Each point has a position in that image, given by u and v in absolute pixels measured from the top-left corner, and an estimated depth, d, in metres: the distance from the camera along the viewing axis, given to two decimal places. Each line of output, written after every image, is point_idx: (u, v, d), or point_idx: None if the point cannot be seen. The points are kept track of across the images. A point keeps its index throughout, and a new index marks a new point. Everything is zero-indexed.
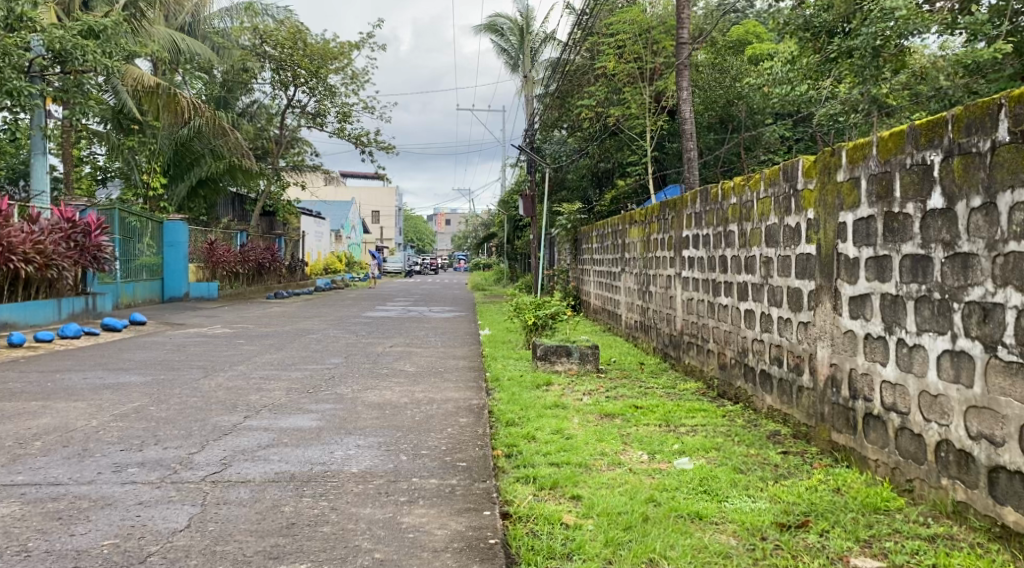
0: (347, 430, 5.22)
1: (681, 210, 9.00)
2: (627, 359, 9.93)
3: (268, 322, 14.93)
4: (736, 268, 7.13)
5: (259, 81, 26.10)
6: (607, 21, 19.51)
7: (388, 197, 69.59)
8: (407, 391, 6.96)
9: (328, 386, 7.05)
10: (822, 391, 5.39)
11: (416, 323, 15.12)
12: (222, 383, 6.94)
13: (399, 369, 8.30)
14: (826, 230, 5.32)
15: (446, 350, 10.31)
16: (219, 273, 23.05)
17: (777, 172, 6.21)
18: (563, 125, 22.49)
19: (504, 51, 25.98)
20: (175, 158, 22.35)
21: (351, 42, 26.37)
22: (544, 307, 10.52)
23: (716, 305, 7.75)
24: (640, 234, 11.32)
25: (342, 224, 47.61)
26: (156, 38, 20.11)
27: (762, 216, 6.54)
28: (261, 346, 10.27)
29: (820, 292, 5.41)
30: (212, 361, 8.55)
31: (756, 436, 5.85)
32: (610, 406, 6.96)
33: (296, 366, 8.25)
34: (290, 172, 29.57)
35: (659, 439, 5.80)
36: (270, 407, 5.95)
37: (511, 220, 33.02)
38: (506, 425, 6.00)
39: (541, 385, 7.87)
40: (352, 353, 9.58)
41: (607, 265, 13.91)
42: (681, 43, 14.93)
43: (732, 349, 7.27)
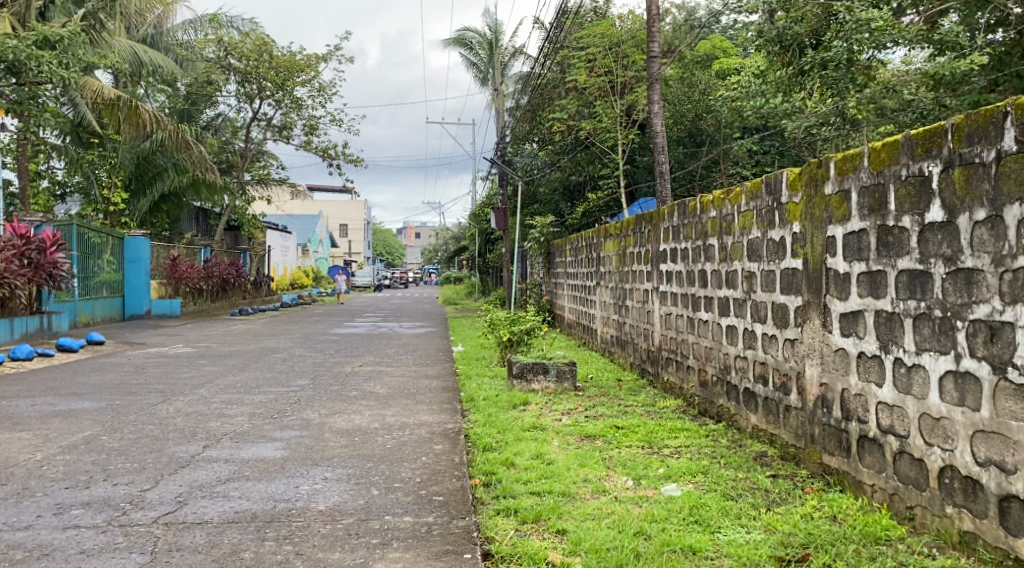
0: (315, 461, 4.91)
1: (658, 223, 8.80)
2: (604, 376, 9.69)
3: (233, 341, 14.48)
4: (717, 282, 6.92)
5: (224, 94, 25.63)
6: (578, 34, 19.40)
7: (357, 211, 69.04)
8: (378, 415, 6.64)
9: (294, 411, 6.71)
10: (811, 411, 5.18)
11: (385, 339, 14.77)
12: (181, 409, 6.57)
13: (369, 391, 7.97)
14: (814, 244, 5.12)
15: (417, 369, 9.99)
16: (182, 289, 22.47)
17: (760, 184, 6.01)
18: (534, 139, 22.32)
19: (474, 65, 25.84)
20: (137, 172, 21.81)
21: (318, 55, 26.04)
22: (519, 323, 10.26)
23: (696, 321, 7.54)
24: (615, 247, 11.11)
25: (309, 239, 47.01)
26: (118, 49, 19.63)
27: (743, 229, 6.34)
28: (224, 367, 9.87)
29: (808, 308, 5.22)
30: (172, 384, 8.15)
31: (743, 458, 5.63)
32: (590, 428, 6.70)
33: (260, 389, 7.89)
34: (256, 186, 29.09)
35: (643, 463, 5.56)
36: (231, 436, 5.59)
37: (481, 234, 32.82)
38: (483, 450, 5.72)
39: (517, 405, 7.61)
40: (320, 374, 9.23)
41: (581, 279, 13.69)
42: (652, 57, 14.68)
43: (713, 366, 7.05)
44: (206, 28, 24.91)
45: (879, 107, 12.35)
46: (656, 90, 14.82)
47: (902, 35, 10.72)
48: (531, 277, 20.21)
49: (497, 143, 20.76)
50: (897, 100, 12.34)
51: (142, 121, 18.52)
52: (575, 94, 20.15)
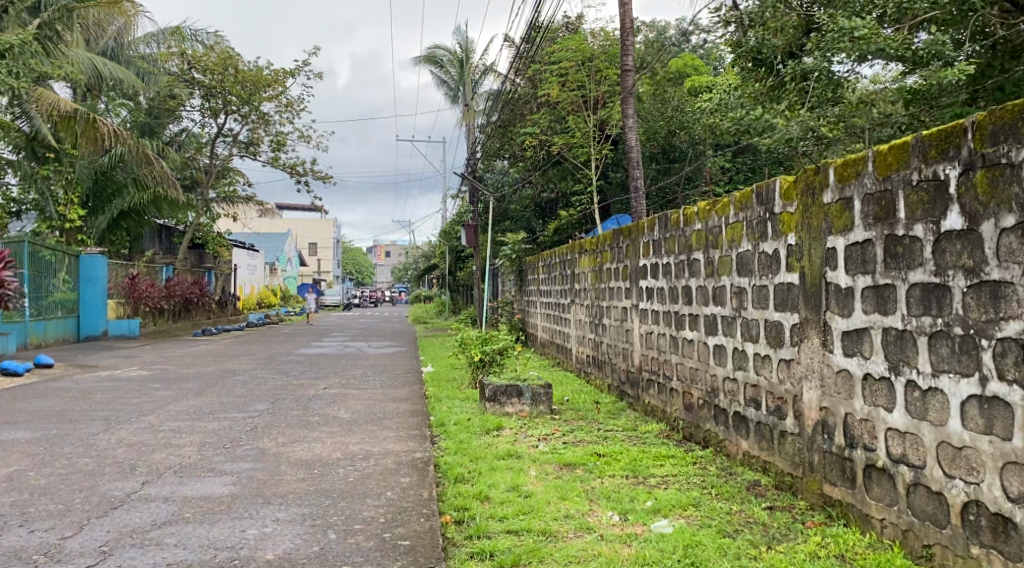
0: (267, 499, 4.42)
1: (637, 238, 8.44)
2: (580, 398, 9.28)
3: (191, 362, 13.86)
4: (703, 300, 6.55)
5: (188, 108, 24.98)
6: (550, 49, 19.15)
7: (326, 230, 68.27)
8: (340, 443, 6.15)
9: (249, 440, 6.20)
10: (809, 437, 4.80)
11: (353, 360, 14.25)
12: (124, 440, 6.04)
13: (332, 416, 7.46)
14: (812, 257, 4.76)
15: (385, 392, 9.49)
16: (142, 309, 21.70)
17: (749, 194, 5.65)
18: (505, 155, 22.00)
19: (444, 83, 25.56)
20: (95, 188, 21.06)
21: (286, 70, 25.56)
22: (491, 342, 9.84)
23: (679, 340, 7.17)
24: (590, 263, 10.73)
25: (276, 258, 46.19)
26: (75, 62, 18.94)
27: (731, 242, 5.99)
28: (177, 391, 9.29)
29: (805, 325, 4.85)
30: (118, 410, 7.58)
31: (736, 488, 5.24)
32: (569, 455, 6.28)
33: (214, 416, 7.36)
34: (221, 203, 28.46)
35: (629, 495, 5.14)
36: (175, 470, 5.08)
37: (451, 251, 32.40)
38: (454, 482, 5.27)
39: (491, 431, 7.17)
40: (280, 398, 8.71)
41: (555, 296, 13.31)
42: (626, 71, 14.44)
43: (699, 388, 6.66)
44: (168, 41, 24.30)
45: (848, 125, 12.23)
46: (630, 104, 14.53)
47: (889, 43, 10.31)
48: (503, 294, 19.82)
49: (468, 160, 20.42)
50: (866, 117, 12.18)
51: (101, 135, 17.77)
52: (547, 109, 19.87)
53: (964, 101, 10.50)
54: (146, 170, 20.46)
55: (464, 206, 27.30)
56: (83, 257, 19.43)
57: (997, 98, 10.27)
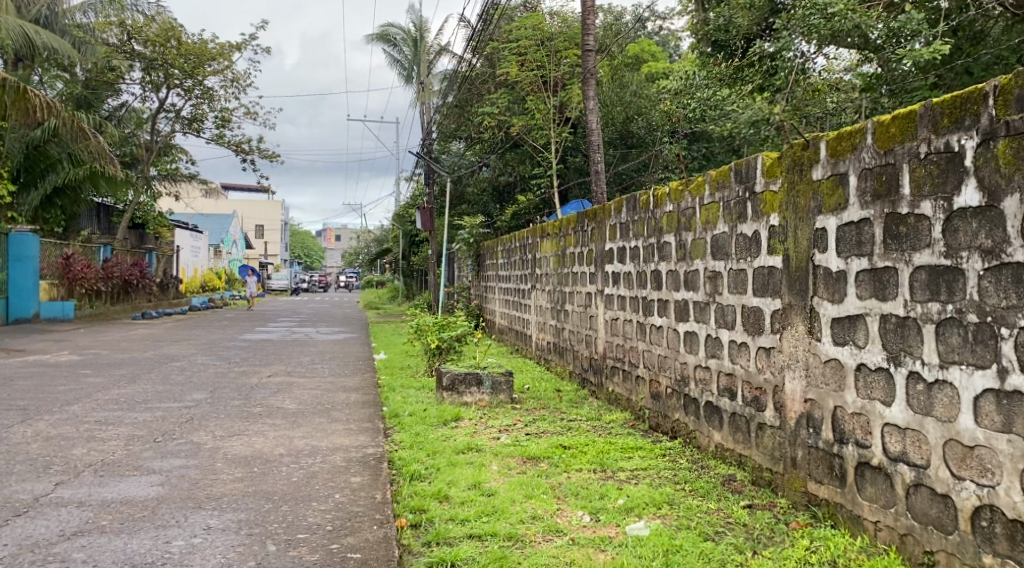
0: (198, 503, 3.94)
1: (603, 220, 8.08)
2: (540, 386, 8.90)
3: (129, 347, 13.13)
4: (673, 284, 6.21)
5: (128, 82, 24.01)
6: (508, 28, 18.66)
7: (274, 212, 66.77)
8: (284, 437, 5.65)
9: (183, 433, 5.68)
10: (791, 432, 4.46)
11: (301, 346, 13.68)
12: (42, 434, 5.47)
13: (277, 407, 6.94)
14: (798, 239, 4.41)
15: (334, 380, 8.98)
16: (77, 291, 20.67)
17: (727, 172, 5.30)
18: (461, 137, 21.48)
19: (397, 63, 24.88)
20: (26, 163, 19.99)
21: (232, 43, 24.56)
22: (448, 329, 9.40)
23: (647, 327, 6.82)
24: (552, 247, 10.36)
25: (223, 240, 44.94)
26: (4, 27, 17.91)
27: (706, 223, 5.63)
28: (109, 378, 8.67)
29: (789, 311, 4.50)
30: (41, 400, 6.97)
31: (711, 484, 4.90)
32: (533, 447, 5.90)
33: (147, 406, 6.79)
34: (163, 182, 27.36)
35: (599, 493, 4.78)
36: (96, 469, 4.56)
37: (403, 235, 31.71)
38: (410, 481, 4.86)
39: (448, 422, 6.76)
40: (221, 386, 8.14)
41: (514, 282, 12.92)
42: (587, 51, 14.03)
43: (668, 377, 6.32)
44: (106, 10, 23.08)
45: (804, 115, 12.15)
46: (590, 86, 14.12)
47: (865, 20, 10.26)
48: (459, 280, 19.38)
49: (423, 141, 19.85)
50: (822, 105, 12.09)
51: (32, 106, 16.67)
52: (505, 90, 19.40)
53: (929, 86, 10.45)
54: (81, 144, 19.29)
55: (418, 189, 26.69)
56: (12, 235, 18.42)
57: (965, 82, 10.24)
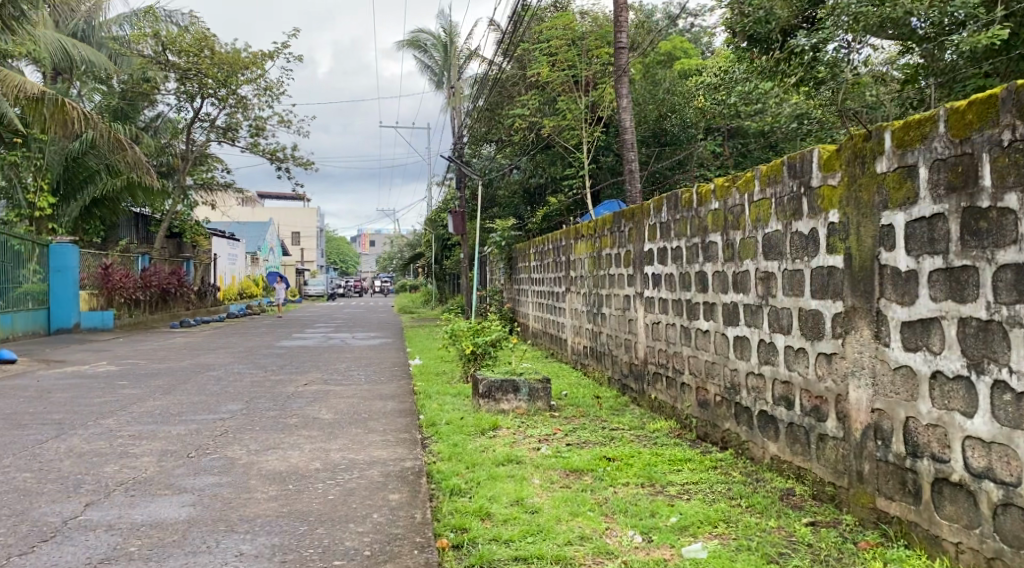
0: (230, 525, 3.82)
1: (641, 220, 7.82)
2: (579, 392, 8.64)
3: (165, 356, 13.13)
4: (721, 287, 5.93)
5: (163, 92, 24.03)
6: (539, 27, 18.43)
7: (309, 219, 67.26)
8: (319, 450, 5.47)
9: (217, 447, 5.55)
10: (857, 443, 4.18)
11: (335, 352, 13.57)
12: (75, 449, 5.38)
13: (312, 418, 6.78)
14: (862, 237, 4.12)
15: (369, 388, 8.81)
16: (116, 300, 20.86)
17: (780, 167, 5.02)
18: (492, 139, 21.27)
19: (427, 68, 24.88)
20: (65, 174, 20.18)
21: (264, 52, 24.65)
22: (482, 334, 9.19)
23: (692, 331, 6.54)
24: (588, 249, 10.10)
25: (259, 247, 45.28)
26: (41, 41, 18.13)
27: (756, 221, 5.35)
28: (144, 389, 8.60)
29: (853, 315, 4.22)
30: (76, 413, 6.90)
31: (768, 499, 4.62)
32: (575, 459, 5.66)
33: (181, 418, 6.66)
34: (199, 191, 27.60)
35: (649, 510, 4.53)
36: (126, 487, 4.43)
37: (436, 239, 31.66)
38: (450, 496, 4.66)
39: (486, 432, 6.54)
40: (256, 396, 8.01)
41: (548, 285, 12.68)
42: (619, 49, 13.74)
43: (717, 384, 6.04)
44: (141, 22, 23.27)
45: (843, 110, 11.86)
46: (624, 83, 13.82)
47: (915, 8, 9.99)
48: (492, 282, 19.20)
49: (454, 144, 19.68)
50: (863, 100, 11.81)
51: (70, 119, 16.78)
52: (536, 91, 19.20)
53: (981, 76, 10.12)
54: (118, 156, 19.42)
55: (451, 192, 26.58)
56: (52, 246, 18.63)
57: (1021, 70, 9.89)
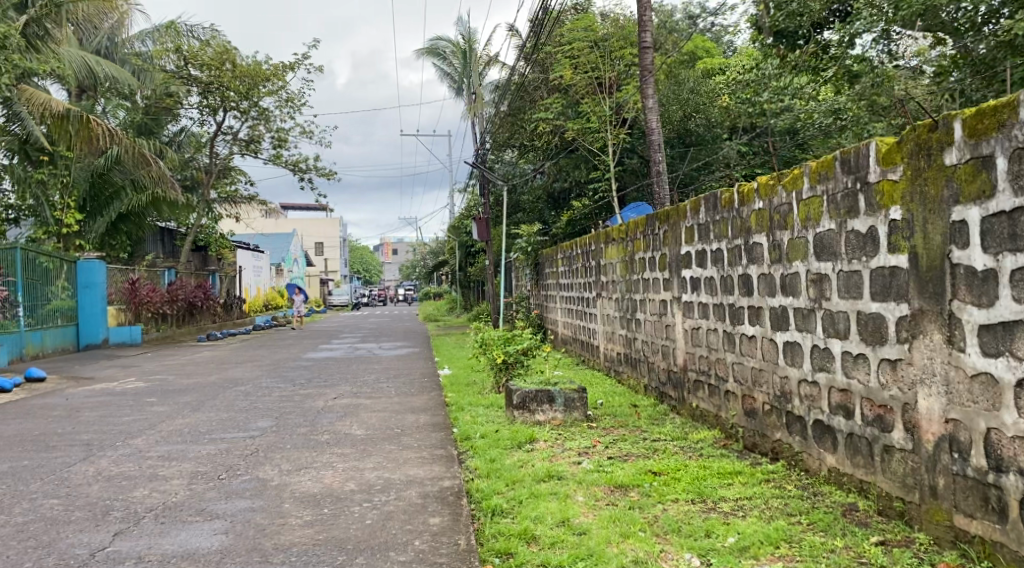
0: (265, 556, 3.64)
1: (677, 222, 7.56)
2: (615, 401, 8.37)
3: (194, 371, 13.02)
4: (767, 289, 5.67)
5: (186, 106, 24.15)
6: (561, 30, 18.22)
7: (332, 229, 67.46)
8: (353, 470, 5.26)
9: (249, 467, 5.36)
10: (929, 457, 3.92)
11: (363, 363, 13.40)
12: (103, 472, 5.20)
13: (344, 434, 6.57)
14: (929, 234, 3.85)
15: (401, 401, 8.60)
16: (143, 315, 20.88)
17: (831, 162, 4.75)
18: (514, 145, 21.04)
19: (447, 75, 24.78)
20: (92, 191, 20.26)
21: (285, 64, 24.64)
22: (514, 342, 8.96)
23: (736, 337, 6.27)
24: (619, 253, 9.84)
25: (283, 258, 45.39)
26: (66, 60, 18.21)
27: (805, 220, 5.09)
28: (173, 406, 8.44)
29: (920, 318, 3.95)
30: (104, 433, 6.75)
31: (831, 516, 4.35)
32: (620, 474, 5.41)
33: (210, 437, 6.48)
34: (223, 204, 27.67)
35: (705, 528, 4.29)
36: (156, 513, 4.24)
37: (460, 247, 31.52)
38: (492, 518, 4.43)
39: (523, 445, 6.31)
40: (286, 412, 7.83)
41: (577, 290, 12.45)
42: (644, 47, 13.43)
43: (765, 392, 5.78)
44: (163, 37, 23.32)
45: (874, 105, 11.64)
46: (650, 83, 13.51)
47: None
48: (518, 289, 18.96)
49: (477, 150, 19.47)
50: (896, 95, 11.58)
51: (96, 135, 17.15)
52: (559, 94, 18.97)
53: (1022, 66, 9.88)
54: (142, 172, 19.78)
55: (474, 198, 26.40)
56: (80, 263, 18.68)
57: None
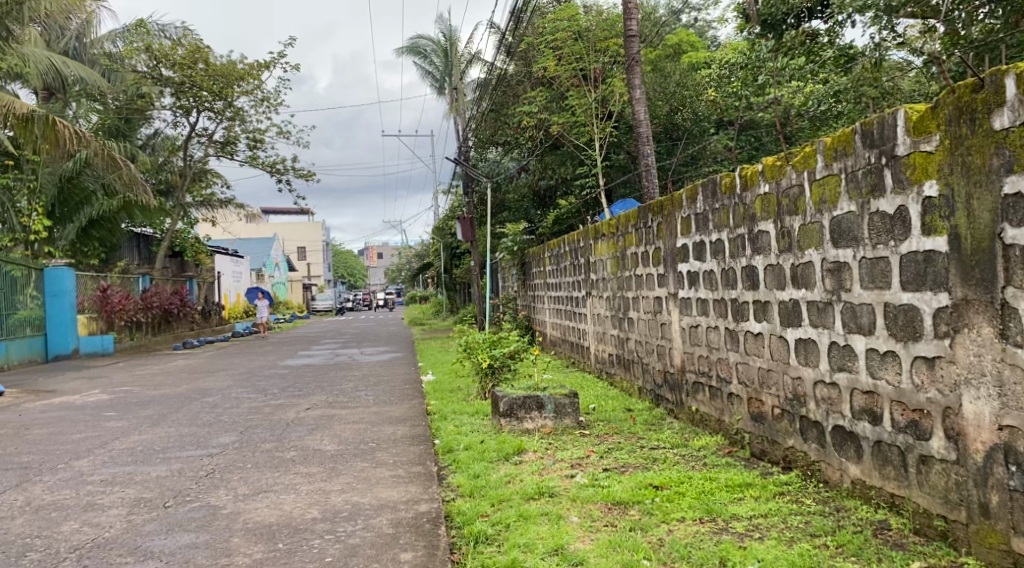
0: None
1: (672, 213, 7.02)
2: (608, 406, 7.80)
3: (164, 382, 12.35)
4: (775, 282, 5.13)
5: (158, 107, 23.34)
6: (543, 21, 17.60)
7: (315, 233, 66.59)
8: (317, 493, 4.69)
9: (201, 492, 4.78)
10: (978, 469, 3.40)
11: (343, 370, 12.76)
12: (34, 502, 4.61)
13: (315, 450, 5.99)
14: (974, 213, 3.35)
15: (378, 411, 8.01)
16: (116, 323, 20.15)
17: (850, 136, 4.22)
18: (498, 142, 20.41)
19: (428, 74, 24.18)
20: (61, 196, 19.23)
21: (260, 63, 23.90)
22: (500, 345, 8.39)
23: (741, 335, 5.73)
24: (609, 249, 9.30)
25: (265, 263, 44.55)
26: (30, 60, 17.30)
27: (819, 202, 4.56)
28: (131, 421, 7.82)
29: (965, 308, 3.44)
30: (49, 454, 6.13)
31: (860, 536, 3.80)
32: (618, 489, 4.84)
33: (164, 456, 5.88)
34: (199, 208, 26.90)
35: (718, 554, 3.73)
36: (81, 555, 3.70)
37: (445, 248, 30.90)
38: (476, 547, 3.87)
39: (510, 458, 5.75)
40: (253, 425, 7.22)
41: (566, 289, 11.87)
42: (630, 37, 12.78)
43: (775, 395, 5.24)
44: (132, 37, 22.49)
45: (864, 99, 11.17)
46: (637, 74, 12.87)
47: None
48: (505, 289, 18.35)
49: (459, 148, 18.83)
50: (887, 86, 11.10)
51: (63, 138, 15.86)
52: (543, 88, 18.33)
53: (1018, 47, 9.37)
54: (113, 175, 18.74)
55: (457, 197, 25.79)
56: (47, 270, 17.90)
57: None
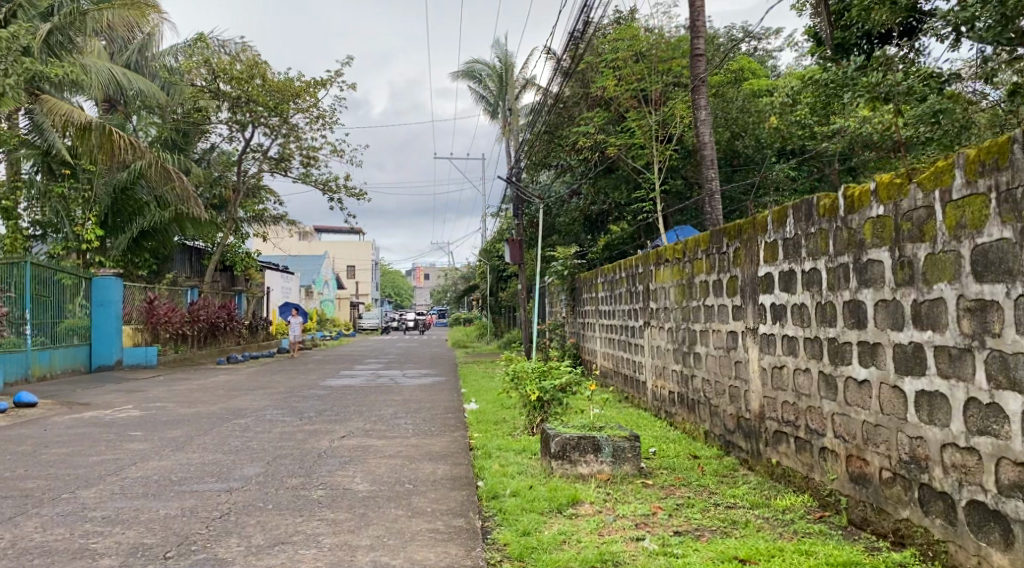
0: None
1: (753, 237, 6.25)
2: (671, 451, 7.00)
3: (199, 399, 11.83)
4: (889, 320, 4.33)
5: (214, 121, 23.18)
6: (605, 41, 16.93)
7: (365, 252, 66.68)
8: (344, 548, 4.05)
9: (209, 539, 4.14)
10: None
11: (383, 394, 12.11)
12: (20, 545, 4.01)
13: (346, 489, 5.32)
14: None
15: (417, 443, 7.32)
16: (161, 335, 19.90)
17: (1007, 145, 3.46)
18: (552, 165, 19.79)
19: (482, 98, 23.77)
20: (113, 206, 19.12)
21: (316, 80, 23.67)
22: (550, 377, 7.64)
23: (838, 381, 4.92)
24: (673, 276, 8.52)
25: (314, 280, 44.49)
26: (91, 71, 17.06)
27: (955, 225, 3.79)
28: (154, 444, 7.23)
29: None
30: (55, 481, 5.54)
31: None
32: (696, 560, 4.06)
33: (178, 489, 5.26)
34: (250, 223, 26.73)
35: None
36: None
37: (492, 271, 30.31)
38: None
39: (565, 510, 5.00)
40: (281, 456, 6.58)
41: (620, 317, 11.10)
42: (697, 56, 11.96)
43: (882, 455, 4.43)
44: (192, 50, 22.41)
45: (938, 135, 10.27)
46: (703, 94, 12.06)
47: None
48: (554, 316, 17.61)
49: (513, 168, 18.20)
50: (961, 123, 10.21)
51: (118, 149, 15.64)
52: (601, 108, 17.63)
53: None
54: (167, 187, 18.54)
55: (508, 219, 25.19)
56: (95, 279, 17.60)
57: None
